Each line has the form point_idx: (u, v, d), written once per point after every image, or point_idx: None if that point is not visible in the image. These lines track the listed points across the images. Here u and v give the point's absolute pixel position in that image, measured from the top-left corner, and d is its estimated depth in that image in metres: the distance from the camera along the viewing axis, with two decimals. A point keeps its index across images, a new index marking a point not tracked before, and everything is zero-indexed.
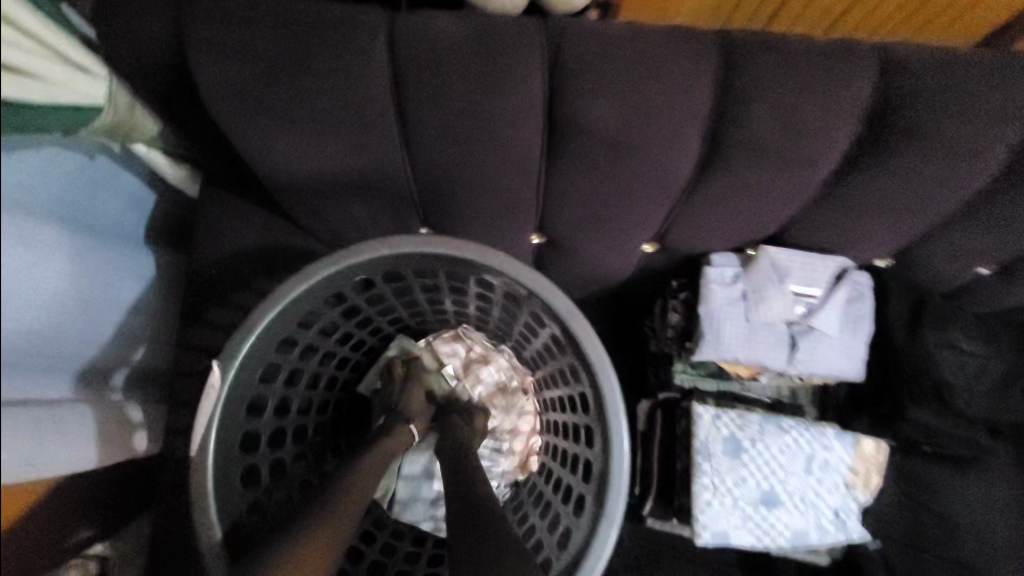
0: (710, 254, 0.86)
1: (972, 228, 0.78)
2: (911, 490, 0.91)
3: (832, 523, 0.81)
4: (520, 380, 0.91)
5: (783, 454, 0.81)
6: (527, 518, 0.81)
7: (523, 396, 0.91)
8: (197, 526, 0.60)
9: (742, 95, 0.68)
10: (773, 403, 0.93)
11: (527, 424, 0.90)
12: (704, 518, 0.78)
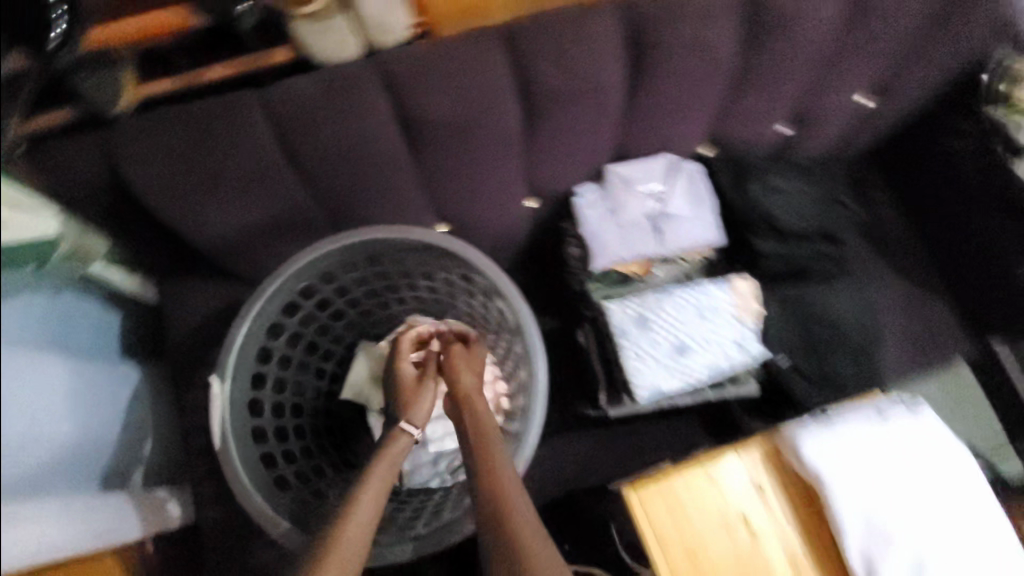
0: (574, 189, 1.12)
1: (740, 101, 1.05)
2: (796, 310, 1.08)
3: (735, 348, 1.02)
4: None
5: (679, 311, 1.02)
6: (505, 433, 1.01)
7: None
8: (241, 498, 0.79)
9: (529, 61, 0.90)
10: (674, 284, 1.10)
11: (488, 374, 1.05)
12: (636, 379, 1.00)
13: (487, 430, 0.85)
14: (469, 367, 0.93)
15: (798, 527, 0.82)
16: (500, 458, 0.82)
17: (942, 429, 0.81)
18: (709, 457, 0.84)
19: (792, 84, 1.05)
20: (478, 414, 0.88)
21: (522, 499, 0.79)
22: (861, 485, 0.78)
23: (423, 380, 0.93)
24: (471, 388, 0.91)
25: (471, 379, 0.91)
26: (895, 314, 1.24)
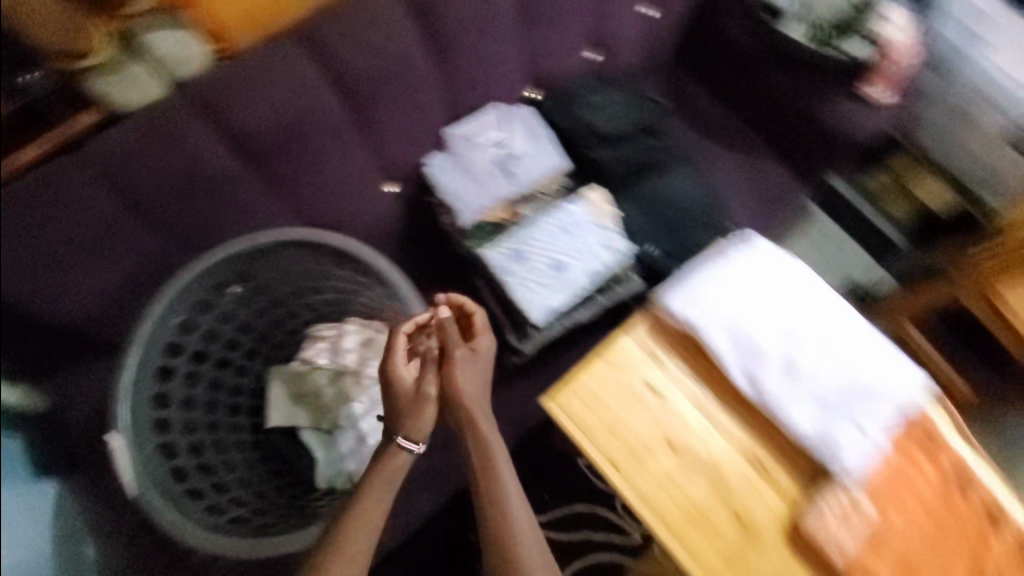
0: (423, 160, 1.19)
1: (533, 37, 1.19)
2: (647, 200, 1.22)
3: (605, 250, 1.13)
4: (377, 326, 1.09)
5: (546, 235, 1.11)
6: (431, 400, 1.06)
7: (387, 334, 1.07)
8: (171, 529, 0.88)
9: (331, 49, 0.99)
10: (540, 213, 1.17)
11: None
12: (530, 306, 1.07)
13: (493, 449, 0.89)
14: (469, 372, 0.92)
15: (695, 374, 0.90)
16: (502, 475, 0.87)
17: (775, 247, 0.91)
18: (606, 346, 0.92)
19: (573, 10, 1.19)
20: (479, 427, 0.90)
21: (523, 514, 0.86)
22: (725, 318, 0.87)
23: (424, 391, 0.89)
24: (473, 399, 0.91)
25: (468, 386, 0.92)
26: (739, 185, 1.39)
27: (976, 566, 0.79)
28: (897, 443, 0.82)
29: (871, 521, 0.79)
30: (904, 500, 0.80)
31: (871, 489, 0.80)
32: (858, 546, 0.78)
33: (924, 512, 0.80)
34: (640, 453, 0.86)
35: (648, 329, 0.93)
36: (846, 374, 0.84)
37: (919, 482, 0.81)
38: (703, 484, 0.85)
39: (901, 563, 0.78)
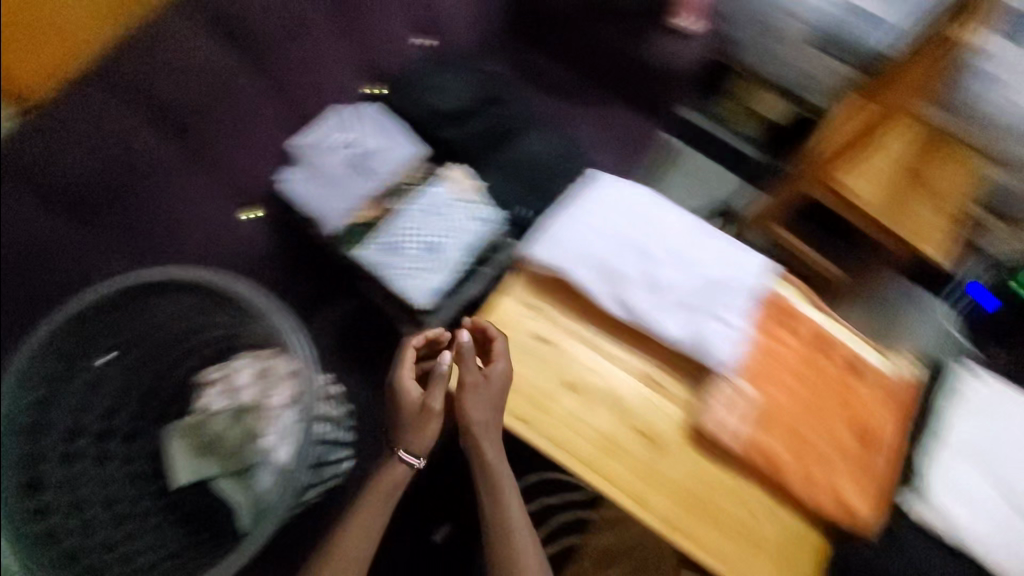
0: (276, 175, 1.16)
1: (351, 34, 1.21)
2: (506, 165, 1.25)
3: (474, 222, 1.15)
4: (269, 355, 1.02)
5: (414, 222, 1.12)
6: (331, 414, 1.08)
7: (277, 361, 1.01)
8: None
9: (137, 80, 0.98)
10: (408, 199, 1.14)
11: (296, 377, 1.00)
12: (411, 291, 1.08)
13: (498, 472, 0.85)
14: (477, 399, 0.83)
15: (574, 314, 0.94)
16: (507, 497, 0.84)
17: (616, 180, 0.97)
18: (488, 313, 0.94)
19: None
20: (483, 453, 0.84)
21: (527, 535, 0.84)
22: (584, 254, 0.92)
23: (424, 409, 0.85)
24: (479, 426, 0.83)
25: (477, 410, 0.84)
26: (596, 135, 1.46)
27: (853, 414, 0.87)
28: (759, 326, 0.89)
29: (753, 400, 0.86)
30: (778, 374, 0.87)
31: (747, 373, 0.87)
32: (747, 426, 0.85)
33: (798, 380, 0.88)
34: (540, 402, 0.89)
35: (524, 286, 0.95)
36: (700, 277, 0.90)
37: (786, 355, 0.89)
38: (603, 412, 0.89)
39: (788, 431, 0.85)
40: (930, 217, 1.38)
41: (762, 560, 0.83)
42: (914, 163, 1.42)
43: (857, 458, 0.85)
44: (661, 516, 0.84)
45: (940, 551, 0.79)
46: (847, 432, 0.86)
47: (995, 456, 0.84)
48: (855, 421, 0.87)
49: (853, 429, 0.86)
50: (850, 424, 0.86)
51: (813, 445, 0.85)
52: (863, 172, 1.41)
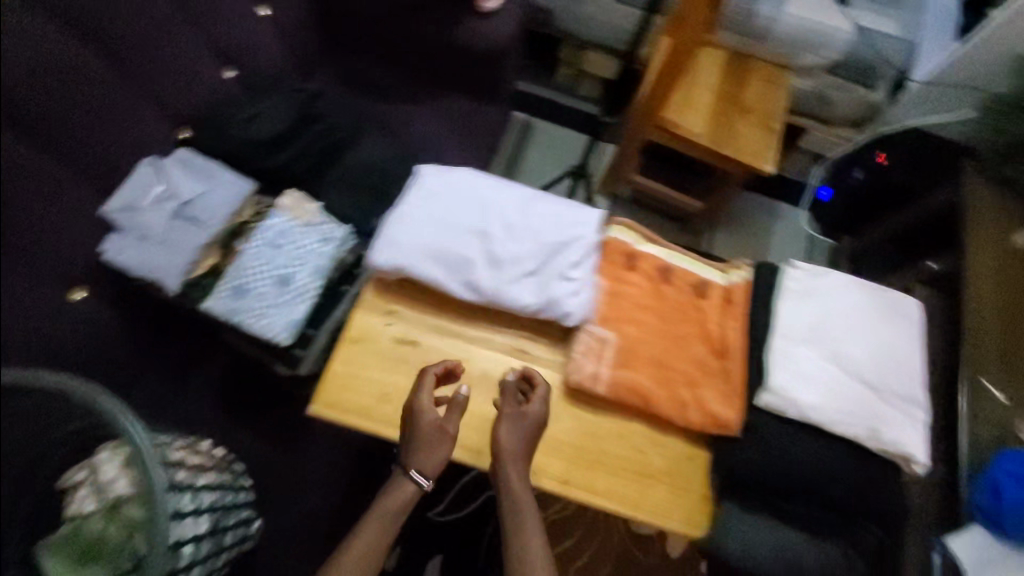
0: (98, 249, 1.04)
1: (147, 75, 1.10)
2: (348, 178, 1.23)
3: (325, 243, 1.09)
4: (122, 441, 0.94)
5: (259, 257, 1.05)
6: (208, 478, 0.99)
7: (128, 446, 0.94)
8: None
9: None
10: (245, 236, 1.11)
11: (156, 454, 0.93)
12: (275, 330, 1.00)
13: (521, 497, 0.81)
14: (515, 425, 0.83)
15: (431, 309, 0.95)
16: (526, 520, 0.80)
17: (440, 168, 0.97)
18: (345, 327, 0.92)
19: (176, 33, 1.13)
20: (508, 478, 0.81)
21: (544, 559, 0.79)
22: (425, 246, 0.91)
23: (448, 431, 0.83)
24: (511, 454, 0.82)
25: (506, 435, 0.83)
26: (436, 128, 1.47)
27: (702, 331, 0.94)
28: (602, 270, 0.95)
29: (610, 341, 0.91)
30: (627, 311, 0.93)
31: (599, 318, 0.92)
32: (610, 367, 0.89)
33: (647, 313, 0.94)
34: None
35: (373, 295, 0.94)
36: (539, 240, 0.92)
37: (632, 292, 0.95)
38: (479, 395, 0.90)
39: (648, 361, 0.91)
40: (753, 131, 1.60)
41: (652, 486, 0.88)
42: (724, 88, 1.65)
43: (713, 369, 0.91)
44: (553, 475, 0.88)
45: (800, 431, 0.85)
46: (700, 348, 0.92)
47: (830, 330, 0.89)
48: (704, 336, 0.93)
49: (704, 345, 0.93)
50: (701, 340, 0.93)
51: (673, 368, 0.91)
52: (689, 108, 1.60)
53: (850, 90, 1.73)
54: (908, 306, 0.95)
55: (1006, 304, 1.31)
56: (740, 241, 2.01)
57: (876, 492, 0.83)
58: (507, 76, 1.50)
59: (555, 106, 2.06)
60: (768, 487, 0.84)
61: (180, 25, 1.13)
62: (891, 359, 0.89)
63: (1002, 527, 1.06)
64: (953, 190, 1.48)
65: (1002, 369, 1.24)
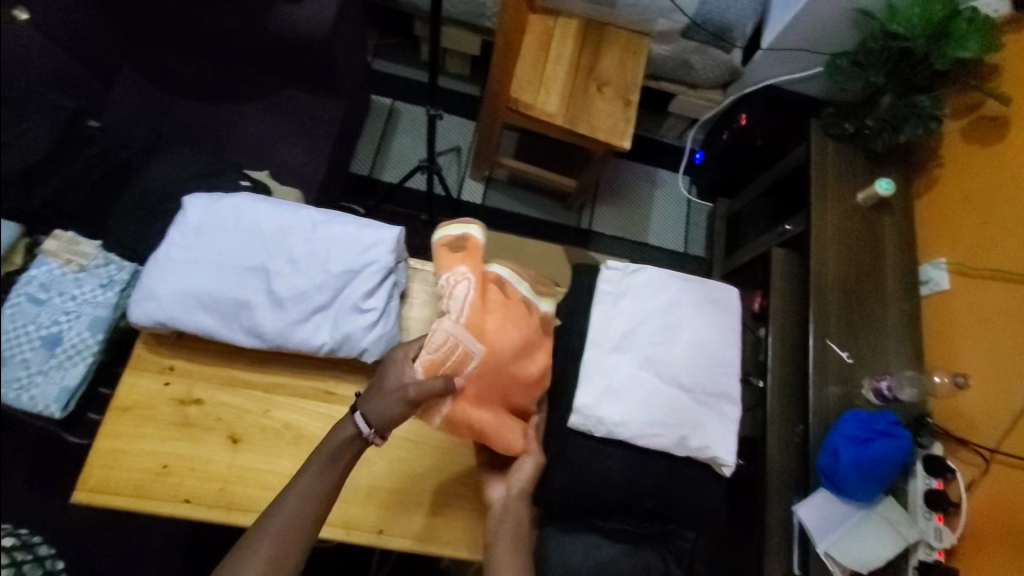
0: None
1: None
2: (141, 211, 1.09)
3: (105, 291, 0.97)
4: None
5: (24, 316, 0.83)
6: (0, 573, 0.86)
7: None
8: None
9: None
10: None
11: None
12: (42, 403, 0.87)
13: (511, 525, 0.76)
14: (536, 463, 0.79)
15: (217, 360, 0.84)
16: (507, 541, 0.75)
17: (208, 199, 0.85)
18: (114, 395, 0.81)
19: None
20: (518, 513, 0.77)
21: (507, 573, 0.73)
22: (190, 294, 0.79)
23: (413, 397, 0.70)
24: (524, 487, 0.78)
25: (522, 471, 0.80)
26: (263, 130, 1.32)
27: (529, 352, 0.79)
28: (474, 270, 0.78)
29: (474, 357, 0.74)
30: (494, 322, 0.76)
31: (468, 322, 0.74)
32: (454, 396, 0.73)
33: (512, 326, 0.77)
34: (207, 471, 0.79)
35: (149, 350, 0.83)
36: (327, 271, 0.83)
37: (495, 302, 0.78)
38: (282, 452, 0.81)
39: (497, 386, 0.76)
40: (611, 105, 1.52)
41: (477, 521, 0.84)
42: (579, 61, 1.56)
43: (527, 398, 0.80)
44: (368, 525, 0.81)
45: (613, 449, 0.82)
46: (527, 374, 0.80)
47: (644, 335, 0.86)
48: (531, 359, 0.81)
49: (524, 365, 0.79)
50: (526, 364, 0.80)
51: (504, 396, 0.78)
52: (542, 88, 1.50)
53: (711, 54, 1.66)
54: (727, 295, 0.92)
55: (849, 262, 1.34)
56: (622, 213, 1.93)
57: (694, 497, 0.83)
58: (340, 67, 1.36)
59: (419, 84, 1.91)
60: (587, 508, 0.82)
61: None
62: (708, 356, 0.86)
63: (842, 488, 1.11)
64: (802, 150, 1.48)
65: (844, 329, 1.28)
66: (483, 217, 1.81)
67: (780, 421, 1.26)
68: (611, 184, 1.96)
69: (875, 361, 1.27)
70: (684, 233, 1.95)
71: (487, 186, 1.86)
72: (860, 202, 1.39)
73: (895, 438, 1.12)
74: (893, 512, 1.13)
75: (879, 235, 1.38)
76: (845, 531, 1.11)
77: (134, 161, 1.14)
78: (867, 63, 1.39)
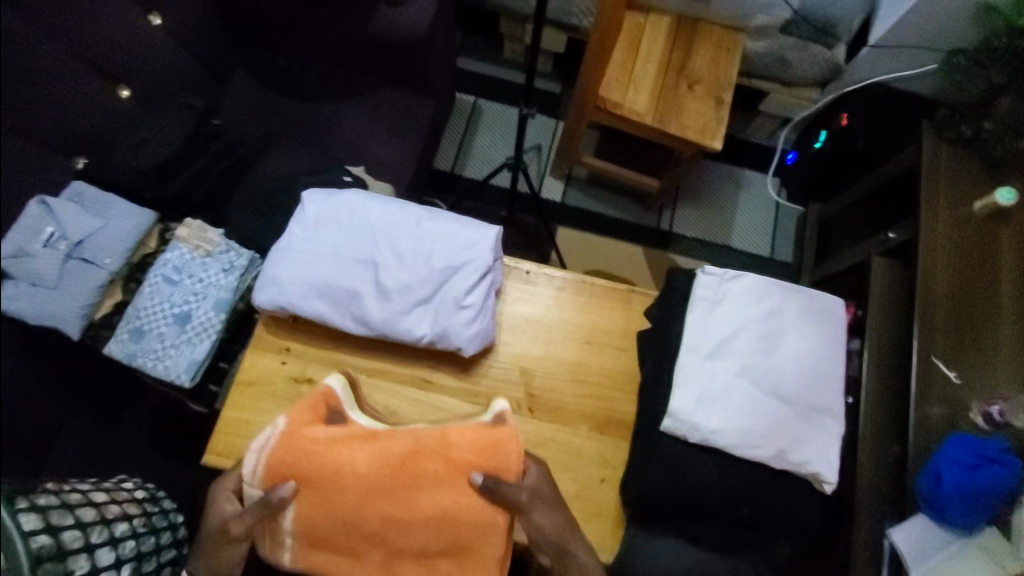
0: None
1: (40, 100, 1.02)
2: (255, 201, 1.18)
3: (228, 276, 1.04)
4: (63, 496, 0.89)
5: (158, 295, 1.01)
6: (138, 523, 0.98)
7: (70, 500, 0.90)
8: None
9: None
10: (133, 261, 1.09)
11: (93, 513, 0.91)
12: (174, 373, 0.99)
13: (570, 555, 0.72)
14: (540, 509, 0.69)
15: (328, 343, 0.91)
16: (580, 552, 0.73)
17: (326, 194, 0.92)
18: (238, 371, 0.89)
19: (49, 55, 1.02)
20: (576, 556, 0.72)
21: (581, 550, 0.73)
22: (309, 283, 0.86)
23: (237, 531, 0.68)
24: (560, 530, 0.72)
25: (542, 520, 0.70)
26: (361, 128, 1.39)
27: (394, 470, 0.65)
28: (294, 414, 0.70)
29: (295, 502, 0.66)
30: (316, 464, 0.66)
31: (278, 464, 0.67)
32: (288, 536, 0.68)
33: (354, 457, 0.66)
34: None
35: (268, 331, 0.91)
36: (431, 266, 0.87)
37: (329, 438, 0.68)
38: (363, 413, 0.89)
39: (361, 524, 0.65)
40: (702, 104, 1.49)
41: None
42: (670, 58, 1.53)
43: (460, 495, 0.66)
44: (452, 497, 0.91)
45: (706, 454, 0.81)
46: (432, 498, 0.65)
47: (741, 343, 0.84)
48: (432, 461, 0.66)
49: (402, 490, 0.65)
50: (419, 479, 0.66)
51: (385, 532, 0.65)
52: (629, 87, 1.49)
53: (812, 51, 1.59)
54: (832, 305, 0.89)
55: (962, 275, 1.24)
56: (703, 214, 1.89)
57: (790, 511, 0.81)
58: (433, 68, 1.39)
59: (503, 84, 1.93)
60: (678, 514, 0.82)
61: (48, 43, 1.02)
62: (809, 368, 0.84)
63: (942, 514, 1.04)
64: (911, 154, 1.38)
65: (953, 347, 1.19)
66: (562, 216, 1.83)
67: (872, 441, 1.19)
68: (693, 185, 1.91)
69: (991, 383, 1.17)
70: (771, 237, 1.88)
71: (566, 185, 1.86)
72: (975, 211, 1.29)
73: (1006, 467, 1.03)
74: (997, 543, 1.03)
75: (998, 248, 1.27)
76: (942, 560, 1.03)
77: (250, 156, 1.23)
78: (990, 62, 1.32)
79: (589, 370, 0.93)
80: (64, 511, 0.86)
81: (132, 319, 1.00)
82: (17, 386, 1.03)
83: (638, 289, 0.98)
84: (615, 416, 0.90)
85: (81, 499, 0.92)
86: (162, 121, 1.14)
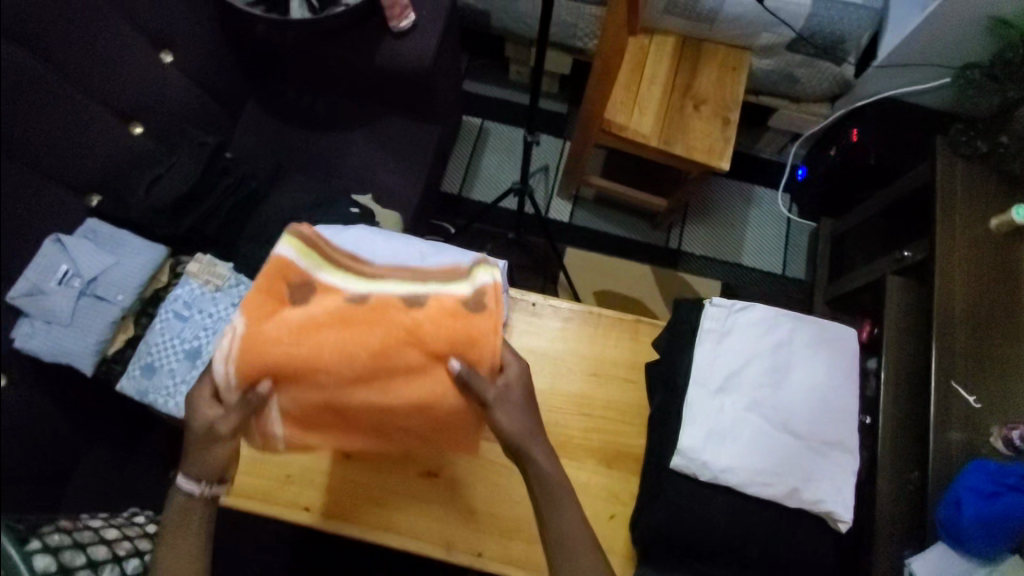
0: None
1: (58, 142, 1.04)
2: (264, 234, 1.19)
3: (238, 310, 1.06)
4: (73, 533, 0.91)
5: (169, 332, 1.02)
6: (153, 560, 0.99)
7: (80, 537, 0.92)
8: None
9: None
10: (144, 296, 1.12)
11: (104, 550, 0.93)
12: (184, 408, 1.00)
13: (536, 468, 0.72)
14: (506, 404, 0.69)
15: None
16: (539, 454, 0.72)
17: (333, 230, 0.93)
18: None
19: (68, 99, 1.05)
20: (536, 462, 0.72)
21: (538, 451, 0.72)
22: None
23: (220, 431, 0.69)
24: (523, 433, 0.71)
25: (507, 417, 0.70)
26: (367, 157, 1.41)
27: (371, 359, 0.63)
28: (254, 306, 0.63)
29: (278, 396, 0.66)
30: (288, 359, 0.62)
31: (248, 362, 0.63)
32: (275, 425, 0.69)
33: (327, 351, 0.62)
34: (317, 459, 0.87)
35: None
36: None
37: (296, 331, 0.63)
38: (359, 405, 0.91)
39: (347, 407, 0.66)
40: (708, 124, 1.48)
41: None
42: (675, 79, 1.53)
43: (437, 383, 0.65)
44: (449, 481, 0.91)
45: (716, 492, 0.80)
46: (410, 388, 0.65)
47: (751, 379, 0.83)
48: (408, 351, 0.64)
49: (381, 380, 0.64)
50: (395, 371, 0.64)
51: (371, 412, 0.67)
52: (634, 108, 1.49)
53: (819, 67, 1.58)
54: (845, 335, 0.88)
55: (982, 296, 1.21)
56: (713, 231, 1.87)
57: (804, 549, 0.79)
58: (437, 95, 1.41)
59: (508, 105, 1.95)
60: (689, 553, 0.81)
61: (68, 87, 1.05)
62: (821, 402, 0.82)
63: (962, 544, 1.01)
64: (924, 171, 1.36)
65: (974, 371, 1.15)
66: (570, 236, 1.82)
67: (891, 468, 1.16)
68: (702, 202, 1.90)
69: None
70: (783, 252, 1.85)
71: (574, 205, 1.86)
72: (991, 229, 1.26)
73: None
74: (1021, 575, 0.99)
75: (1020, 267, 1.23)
76: None
77: (260, 190, 1.24)
78: (1005, 76, 1.29)
79: (597, 403, 0.92)
80: (76, 551, 0.88)
81: (144, 356, 1.02)
82: (34, 423, 1.05)
83: (645, 320, 0.97)
84: (624, 451, 0.89)
85: (93, 537, 0.93)
86: (174, 158, 1.17)
